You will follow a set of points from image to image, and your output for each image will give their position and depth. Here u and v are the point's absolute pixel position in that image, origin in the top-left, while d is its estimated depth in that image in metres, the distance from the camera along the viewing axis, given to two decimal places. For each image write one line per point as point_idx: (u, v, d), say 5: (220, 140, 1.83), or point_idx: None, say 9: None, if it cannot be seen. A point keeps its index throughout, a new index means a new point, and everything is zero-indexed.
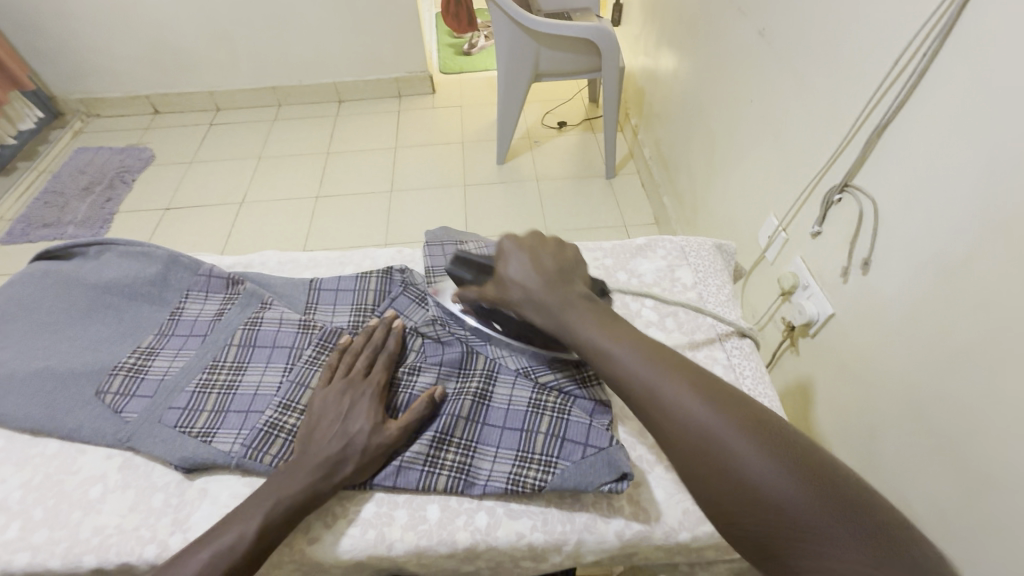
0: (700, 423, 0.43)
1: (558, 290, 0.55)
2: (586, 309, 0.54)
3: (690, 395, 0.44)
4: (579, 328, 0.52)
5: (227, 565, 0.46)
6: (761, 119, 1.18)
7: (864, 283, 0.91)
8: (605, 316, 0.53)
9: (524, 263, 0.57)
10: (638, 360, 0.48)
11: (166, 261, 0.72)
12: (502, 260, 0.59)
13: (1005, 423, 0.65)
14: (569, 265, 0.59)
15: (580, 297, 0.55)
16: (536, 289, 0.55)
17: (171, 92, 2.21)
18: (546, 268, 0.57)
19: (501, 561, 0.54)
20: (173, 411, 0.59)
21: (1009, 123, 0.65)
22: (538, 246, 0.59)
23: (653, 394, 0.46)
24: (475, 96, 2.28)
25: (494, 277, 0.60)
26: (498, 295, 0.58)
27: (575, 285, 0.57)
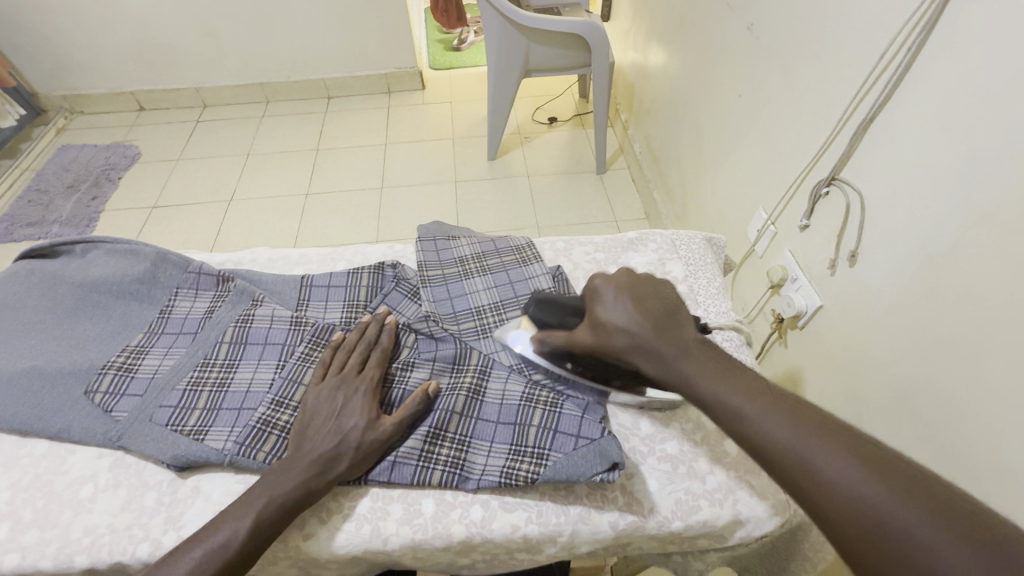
0: (854, 492, 0.36)
1: (669, 335, 0.49)
2: (704, 359, 0.47)
3: (839, 458, 0.38)
4: (698, 379, 0.46)
5: (220, 563, 0.46)
6: (749, 114, 1.19)
7: (852, 275, 0.92)
8: (725, 364, 0.47)
9: (625, 304, 0.52)
10: (771, 415, 0.42)
11: (154, 258, 0.71)
12: (598, 301, 0.54)
13: (990, 409, 0.67)
14: (674, 305, 0.53)
15: (695, 343, 0.49)
16: (644, 335, 0.50)
17: (156, 89, 2.18)
18: (651, 310, 0.51)
19: (497, 554, 0.55)
20: (164, 409, 0.59)
21: (992, 115, 0.66)
22: (636, 285, 0.54)
23: (794, 458, 0.39)
24: (465, 92, 2.27)
25: (590, 321, 0.54)
26: (596, 341, 0.53)
27: (684, 329, 0.51)
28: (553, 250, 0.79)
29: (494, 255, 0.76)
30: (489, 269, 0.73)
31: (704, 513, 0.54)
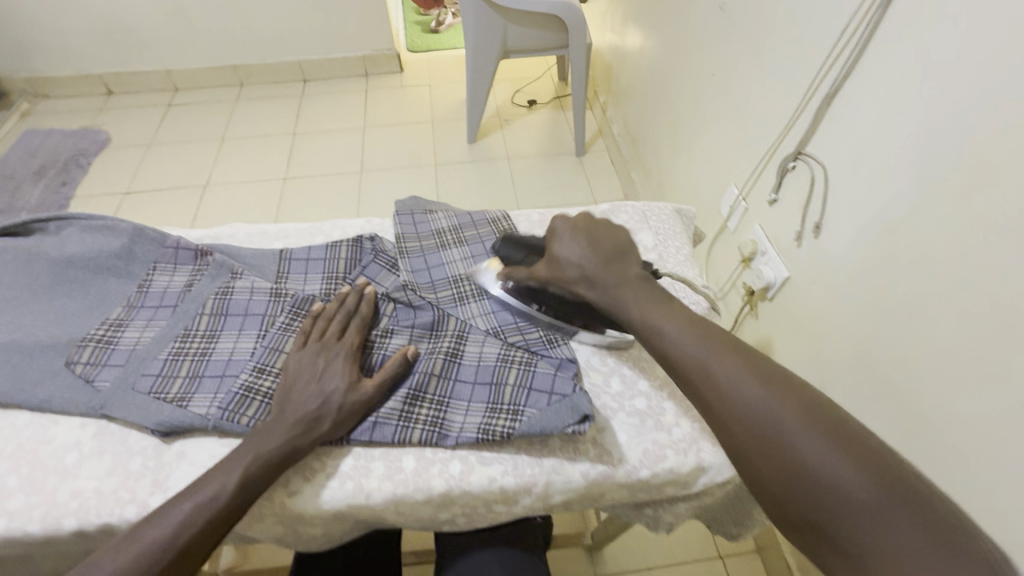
0: (752, 404, 0.42)
1: (613, 269, 0.55)
2: (642, 289, 0.53)
3: (745, 378, 0.44)
4: (633, 307, 0.52)
5: (209, 515, 0.48)
6: (721, 92, 1.22)
7: (815, 246, 0.96)
8: (659, 295, 0.53)
9: (579, 242, 0.58)
10: (692, 340, 0.47)
11: (130, 233, 0.71)
12: (555, 238, 0.60)
13: (938, 364, 0.71)
14: (625, 247, 0.58)
15: (637, 277, 0.55)
16: (591, 268, 0.56)
17: (126, 72, 2.12)
18: (601, 248, 0.57)
19: (475, 506, 0.57)
20: (146, 378, 0.60)
21: (944, 88, 0.70)
22: (591, 225, 0.60)
23: (700, 368, 0.46)
24: (444, 75, 2.25)
25: (547, 257, 0.61)
26: (549, 273, 0.60)
27: (630, 265, 0.56)
28: (528, 222, 0.81)
29: (470, 227, 0.77)
30: (466, 240, 0.75)
31: (669, 462, 0.58)
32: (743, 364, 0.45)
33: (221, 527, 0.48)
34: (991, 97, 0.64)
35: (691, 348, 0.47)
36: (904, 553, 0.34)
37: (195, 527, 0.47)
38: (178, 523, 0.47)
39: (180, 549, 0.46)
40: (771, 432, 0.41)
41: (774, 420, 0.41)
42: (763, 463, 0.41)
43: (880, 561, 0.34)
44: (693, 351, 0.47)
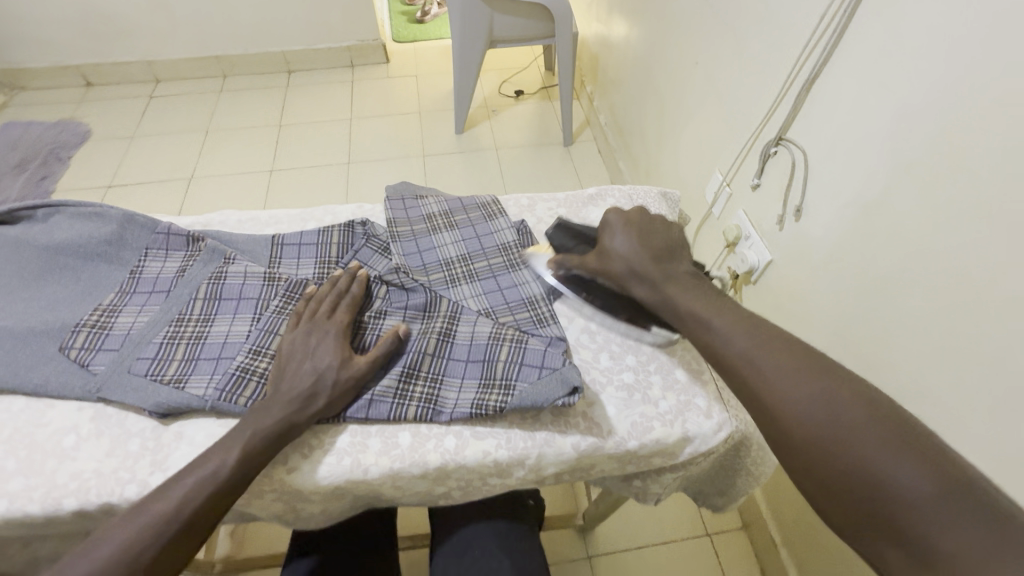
0: (803, 400, 0.42)
1: (663, 265, 0.56)
2: (689, 284, 0.54)
3: (794, 371, 0.43)
4: (681, 303, 0.52)
5: (211, 490, 0.49)
6: (705, 80, 1.24)
7: (797, 229, 0.99)
8: (710, 291, 0.53)
9: (629, 237, 0.59)
10: (738, 333, 0.47)
11: (121, 220, 0.71)
12: (607, 232, 0.61)
13: (913, 339, 0.74)
14: (675, 244, 0.59)
15: (685, 274, 0.56)
16: (641, 261, 0.57)
17: (105, 63, 2.08)
18: (651, 243, 0.58)
19: (470, 479, 0.59)
20: (142, 361, 0.61)
21: (917, 73, 0.72)
22: (644, 221, 0.61)
23: (749, 364, 0.45)
24: (430, 65, 2.25)
25: (598, 249, 0.62)
26: (599, 265, 0.61)
27: (679, 263, 0.57)
28: (517, 206, 0.83)
29: (461, 212, 0.79)
30: (456, 224, 0.76)
31: (657, 433, 0.60)
32: (793, 361, 0.44)
33: (223, 501, 0.49)
34: (962, 80, 0.66)
35: (738, 341, 0.47)
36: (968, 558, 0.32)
37: (196, 501, 0.48)
38: (181, 498, 0.48)
39: (184, 522, 0.47)
40: (821, 426, 0.40)
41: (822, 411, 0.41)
42: (814, 457, 0.40)
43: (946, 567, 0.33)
44: (740, 345, 0.46)
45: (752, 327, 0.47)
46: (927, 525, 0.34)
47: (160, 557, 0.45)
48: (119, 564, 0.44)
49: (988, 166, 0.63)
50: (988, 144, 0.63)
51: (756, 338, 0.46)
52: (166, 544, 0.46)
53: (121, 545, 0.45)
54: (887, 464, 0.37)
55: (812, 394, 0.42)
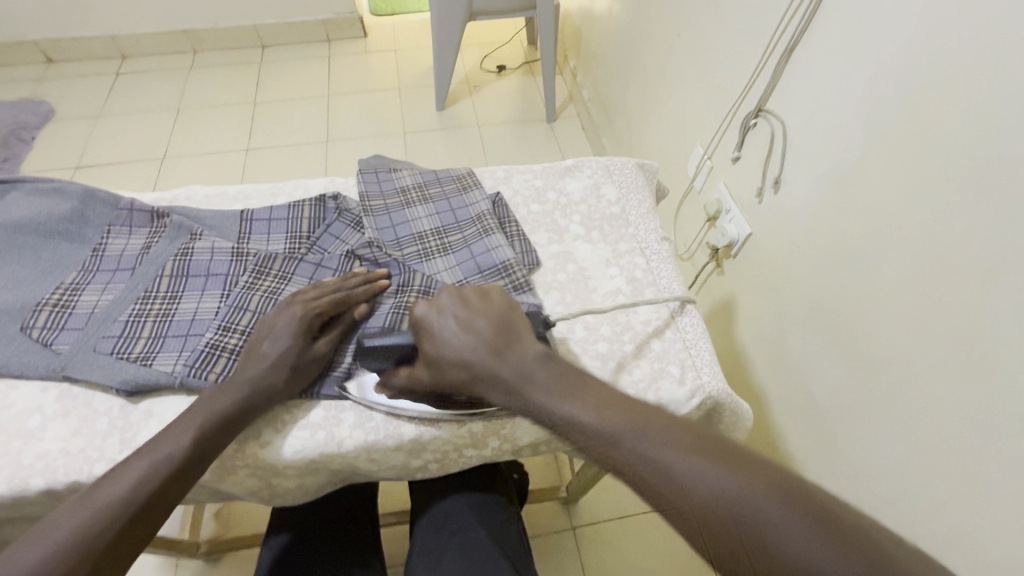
0: (707, 486, 0.37)
1: (507, 361, 0.48)
2: (548, 377, 0.47)
3: (705, 469, 0.38)
4: (547, 407, 0.45)
5: (167, 473, 0.48)
6: (687, 51, 1.22)
7: (775, 201, 0.99)
8: (573, 380, 0.46)
9: (454, 331, 0.51)
10: (634, 435, 0.41)
11: (82, 197, 0.69)
12: (427, 332, 0.52)
13: (883, 308, 0.75)
14: (507, 323, 0.52)
15: (535, 360, 0.48)
16: (477, 364, 0.49)
17: (65, 37, 1.99)
18: (480, 333, 0.50)
19: (446, 451, 0.60)
20: (108, 339, 0.59)
21: (894, 40, 0.72)
22: (460, 304, 0.53)
23: (641, 457, 0.40)
24: (409, 40, 2.19)
25: (425, 355, 0.52)
26: (435, 375, 0.51)
27: (523, 343, 0.50)
28: (493, 179, 0.82)
29: (435, 185, 0.77)
30: (431, 197, 0.75)
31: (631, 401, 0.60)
32: (683, 445, 0.40)
33: (179, 484, 0.48)
34: (935, 46, 0.66)
35: (642, 448, 0.40)
36: None
37: (152, 485, 0.47)
38: (134, 482, 0.47)
39: (137, 509, 0.46)
40: (739, 519, 0.35)
41: (754, 519, 0.35)
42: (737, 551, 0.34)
43: None
44: (646, 450, 0.40)
45: (646, 424, 0.42)
46: None
47: (114, 543, 0.44)
48: (72, 552, 0.42)
49: (959, 134, 0.64)
50: (959, 111, 0.63)
51: (663, 435, 0.40)
52: (120, 530, 0.45)
53: (71, 533, 0.43)
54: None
55: (738, 500, 0.36)
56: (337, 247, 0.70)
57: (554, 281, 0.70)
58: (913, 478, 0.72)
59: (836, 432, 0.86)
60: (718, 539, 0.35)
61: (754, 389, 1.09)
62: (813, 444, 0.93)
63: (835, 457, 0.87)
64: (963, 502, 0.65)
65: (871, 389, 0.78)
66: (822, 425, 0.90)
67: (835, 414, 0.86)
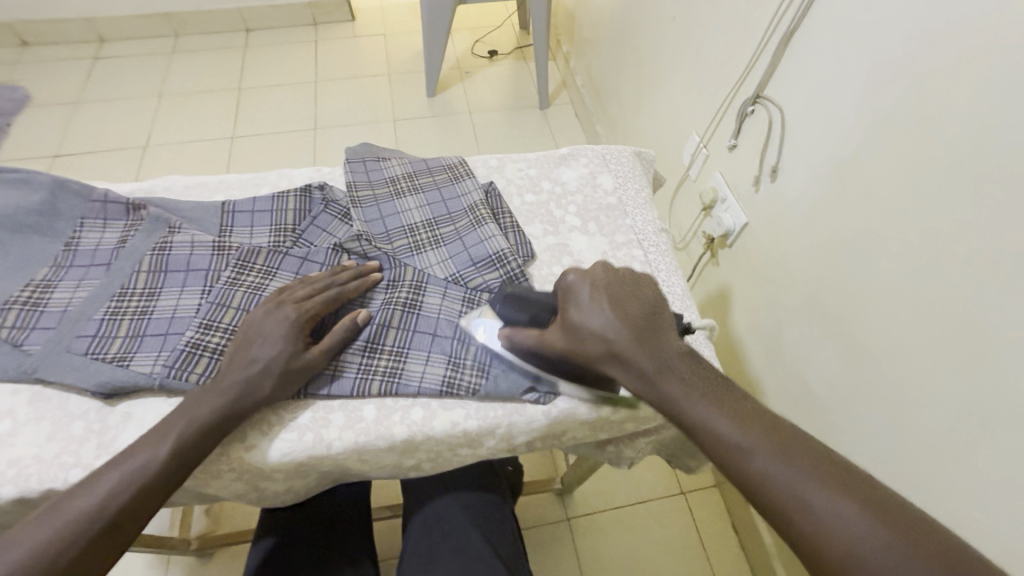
0: (832, 515, 0.36)
1: (651, 348, 0.47)
2: (690, 374, 0.45)
3: (831, 492, 0.37)
4: (682, 399, 0.44)
5: (139, 484, 0.46)
6: (683, 36, 1.19)
7: (773, 190, 0.96)
8: (714, 383, 0.45)
9: (602, 307, 0.50)
10: (769, 453, 0.39)
11: (51, 187, 0.66)
12: (574, 302, 0.51)
13: (882, 300, 0.74)
14: (658, 312, 0.50)
15: (677, 356, 0.47)
16: (619, 343, 0.47)
17: (40, 20, 1.91)
18: (631, 316, 0.49)
19: (440, 451, 0.58)
20: (82, 339, 0.56)
21: (897, 23, 0.69)
22: (614, 286, 0.52)
23: (766, 473, 0.39)
24: (398, 24, 2.13)
25: (564, 321, 0.51)
26: (566, 344, 0.51)
27: (668, 338, 0.48)
28: (486, 168, 0.79)
29: (426, 174, 0.75)
30: (421, 187, 0.73)
31: None
32: (808, 464, 0.39)
33: (154, 495, 0.46)
34: (940, 31, 0.63)
35: (774, 466, 0.39)
36: None
37: (123, 498, 0.45)
38: (106, 493, 0.45)
39: (107, 523, 0.44)
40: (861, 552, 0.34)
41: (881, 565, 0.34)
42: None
43: None
44: (776, 467, 0.39)
45: (785, 443, 0.40)
46: None
47: (84, 558, 0.42)
48: (38, 567, 0.40)
49: (962, 122, 0.61)
50: (963, 98, 0.61)
51: (796, 459, 0.39)
52: (87, 545, 0.43)
53: (37, 548, 0.41)
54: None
55: (872, 538, 0.35)
56: (324, 241, 0.67)
57: (548, 275, 0.68)
58: (910, 471, 0.72)
59: (833, 424, 0.86)
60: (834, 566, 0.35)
61: (750, 380, 1.09)
62: (810, 436, 0.92)
63: (833, 450, 0.86)
64: (963, 495, 0.65)
65: (870, 382, 0.77)
66: (818, 417, 0.89)
67: (831, 406, 0.86)
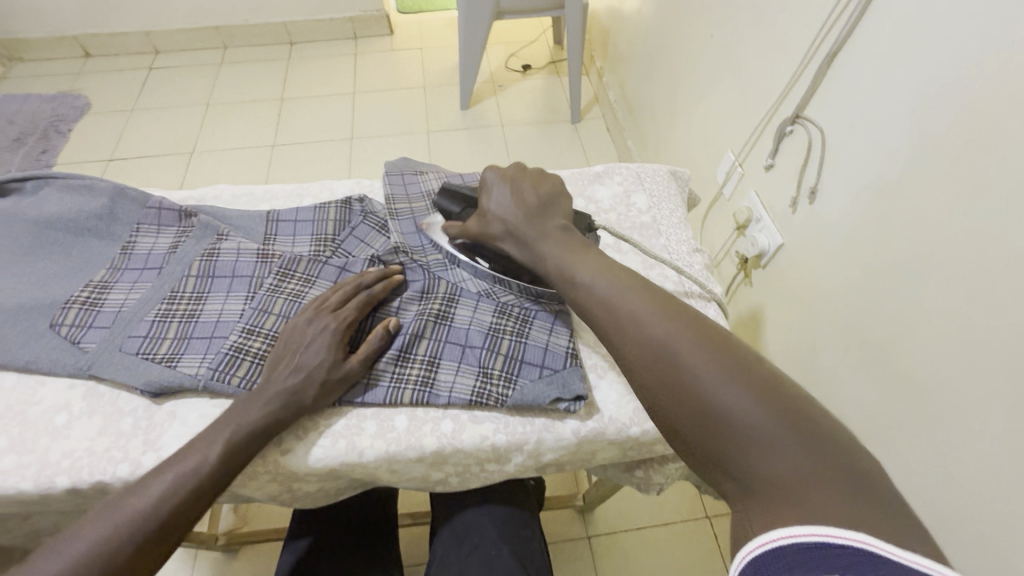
0: (657, 338, 0.42)
1: (535, 221, 0.55)
2: (559, 239, 0.54)
3: (656, 319, 0.43)
4: (550, 256, 0.53)
5: (191, 486, 0.48)
6: (721, 55, 1.18)
7: (811, 211, 0.94)
8: (578, 244, 0.53)
9: (504, 194, 0.58)
10: (613, 289, 0.47)
11: (112, 193, 0.70)
12: (485, 191, 0.59)
13: (925, 331, 0.71)
14: (552, 198, 0.58)
15: (555, 228, 0.55)
16: (512, 221, 0.56)
17: (102, 33, 2.03)
18: (525, 201, 0.57)
19: (468, 464, 0.58)
20: (134, 339, 0.59)
21: (947, 49, 0.67)
22: (521, 178, 0.59)
23: (611, 310, 0.46)
24: (435, 38, 2.18)
25: (477, 211, 0.60)
26: (476, 229, 0.59)
27: (554, 217, 0.56)
28: None
29: None
30: None
31: None
32: (647, 299, 0.45)
33: (203, 498, 0.48)
34: (993, 59, 0.61)
35: (615, 297, 0.46)
36: (793, 480, 0.33)
37: (178, 498, 0.47)
38: (160, 494, 0.47)
39: (160, 522, 0.46)
40: (671, 358, 0.40)
41: (692, 365, 0.39)
42: (661, 388, 0.40)
43: (769, 485, 0.33)
44: (616, 299, 0.46)
45: (627, 282, 0.47)
46: (765, 459, 0.34)
47: (138, 557, 0.44)
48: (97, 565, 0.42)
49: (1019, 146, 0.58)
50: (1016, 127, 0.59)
51: (649, 301, 0.45)
52: (142, 545, 0.45)
53: (97, 545, 0.43)
54: (749, 417, 0.36)
55: (680, 344, 0.41)
56: (362, 251, 0.69)
57: None
58: (944, 509, 0.68)
59: None
60: (652, 373, 0.41)
61: None
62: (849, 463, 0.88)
63: None
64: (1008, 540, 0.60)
65: (906, 412, 0.74)
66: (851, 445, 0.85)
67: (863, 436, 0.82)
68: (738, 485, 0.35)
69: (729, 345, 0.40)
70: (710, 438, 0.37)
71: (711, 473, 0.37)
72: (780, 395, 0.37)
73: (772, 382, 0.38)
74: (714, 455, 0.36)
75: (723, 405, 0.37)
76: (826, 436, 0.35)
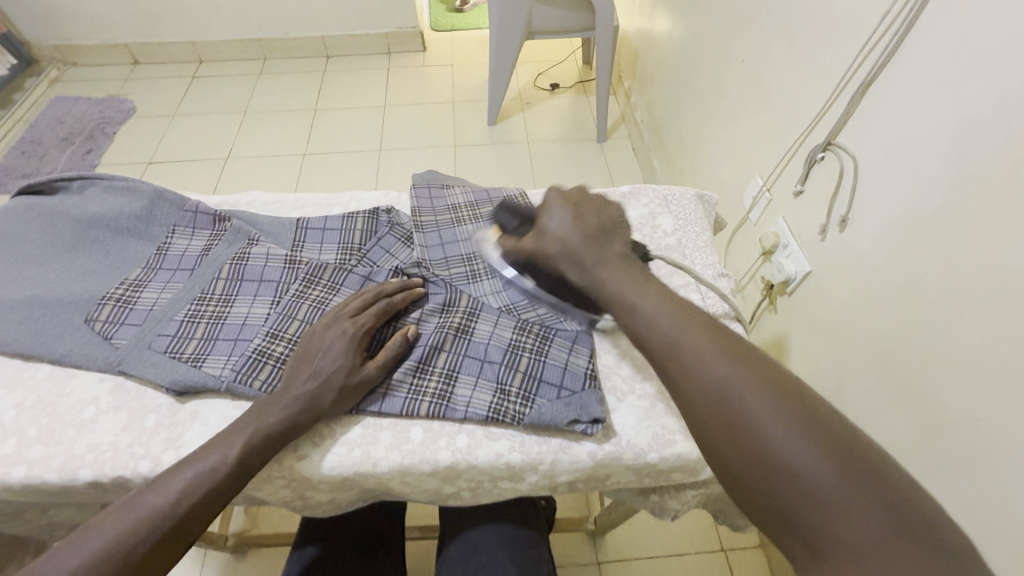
0: (718, 379, 0.39)
1: (598, 246, 0.51)
2: (623, 268, 0.49)
3: (717, 357, 0.40)
4: (616, 282, 0.48)
5: (210, 484, 0.48)
6: (751, 79, 1.17)
7: (841, 240, 0.92)
8: (641, 273, 0.49)
9: (567, 214, 0.53)
10: (671, 320, 0.43)
11: (151, 196, 0.72)
12: (545, 209, 0.55)
13: (957, 368, 0.68)
14: (616, 225, 0.54)
15: (619, 256, 0.50)
16: (573, 243, 0.52)
17: (151, 42, 2.13)
18: (590, 224, 0.53)
19: (481, 481, 0.58)
20: (163, 337, 0.61)
21: (987, 81, 0.66)
22: (584, 201, 0.55)
23: (669, 342, 0.42)
24: (467, 55, 2.22)
25: (535, 228, 0.56)
26: (533, 246, 0.55)
27: (616, 244, 0.52)
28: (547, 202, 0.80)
29: (487, 204, 0.76)
30: (481, 216, 0.74)
31: (678, 448, 0.57)
32: (705, 332, 0.41)
33: (220, 496, 0.49)
34: None
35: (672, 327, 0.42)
36: (872, 547, 0.31)
37: (196, 496, 0.47)
38: (179, 491, 0.47)
39: (179, 517, 0.46)
40: (735, 403, 0.37)
41: (755, 413, 0.37)
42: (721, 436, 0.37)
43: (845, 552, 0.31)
44: (673, 328, 0.42)
45: (685, 311, 0.43)
46: (840, 520, 0.32)
47: (154, 551, 0.45)
48: (114, 558, 0.43)
49: None
50: None
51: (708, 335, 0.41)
52: (160, 541, 0.45)
53: (117, 539, 0.44)
54: (817, 474, 0.33)
55: (743, 388, 0.38)
56: (386, 261, 0.70)
57: None
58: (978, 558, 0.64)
59: None
60: (711, 417, 0.38)
61: None
62: None
63: None
64: None
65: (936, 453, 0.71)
66: None
67: None
68: (806, 546, 0.33)
69: (794, 390, 0.38)
70: (778, 495, 0.34)
71: (776, 529, 0.35)
72: (851, 448, 0.34)
73: (843, 433, 0.35)
74: (783, 511, 0.34)
75: (791, 460, 0.34)
76: (905, 496, 0.33)
